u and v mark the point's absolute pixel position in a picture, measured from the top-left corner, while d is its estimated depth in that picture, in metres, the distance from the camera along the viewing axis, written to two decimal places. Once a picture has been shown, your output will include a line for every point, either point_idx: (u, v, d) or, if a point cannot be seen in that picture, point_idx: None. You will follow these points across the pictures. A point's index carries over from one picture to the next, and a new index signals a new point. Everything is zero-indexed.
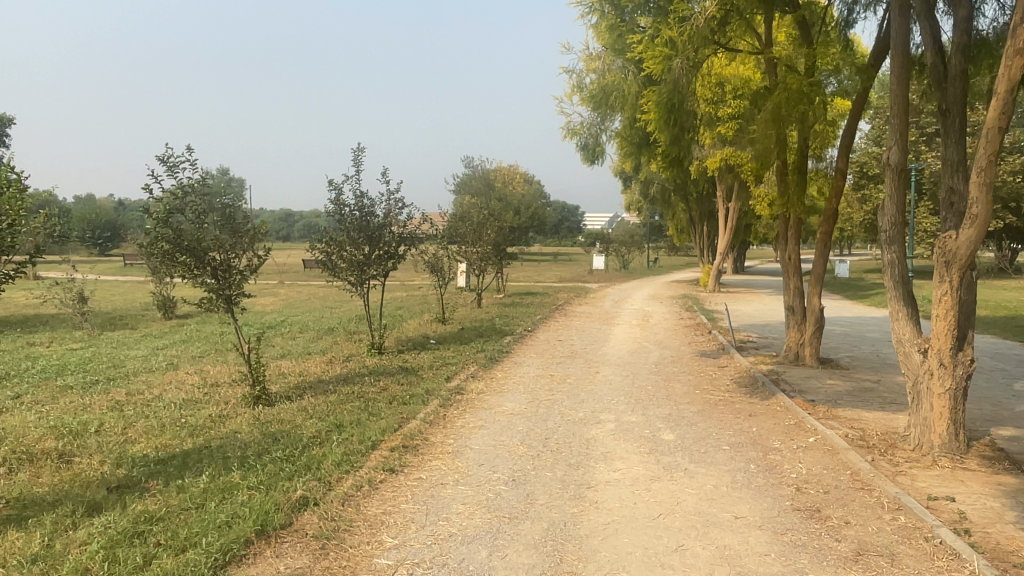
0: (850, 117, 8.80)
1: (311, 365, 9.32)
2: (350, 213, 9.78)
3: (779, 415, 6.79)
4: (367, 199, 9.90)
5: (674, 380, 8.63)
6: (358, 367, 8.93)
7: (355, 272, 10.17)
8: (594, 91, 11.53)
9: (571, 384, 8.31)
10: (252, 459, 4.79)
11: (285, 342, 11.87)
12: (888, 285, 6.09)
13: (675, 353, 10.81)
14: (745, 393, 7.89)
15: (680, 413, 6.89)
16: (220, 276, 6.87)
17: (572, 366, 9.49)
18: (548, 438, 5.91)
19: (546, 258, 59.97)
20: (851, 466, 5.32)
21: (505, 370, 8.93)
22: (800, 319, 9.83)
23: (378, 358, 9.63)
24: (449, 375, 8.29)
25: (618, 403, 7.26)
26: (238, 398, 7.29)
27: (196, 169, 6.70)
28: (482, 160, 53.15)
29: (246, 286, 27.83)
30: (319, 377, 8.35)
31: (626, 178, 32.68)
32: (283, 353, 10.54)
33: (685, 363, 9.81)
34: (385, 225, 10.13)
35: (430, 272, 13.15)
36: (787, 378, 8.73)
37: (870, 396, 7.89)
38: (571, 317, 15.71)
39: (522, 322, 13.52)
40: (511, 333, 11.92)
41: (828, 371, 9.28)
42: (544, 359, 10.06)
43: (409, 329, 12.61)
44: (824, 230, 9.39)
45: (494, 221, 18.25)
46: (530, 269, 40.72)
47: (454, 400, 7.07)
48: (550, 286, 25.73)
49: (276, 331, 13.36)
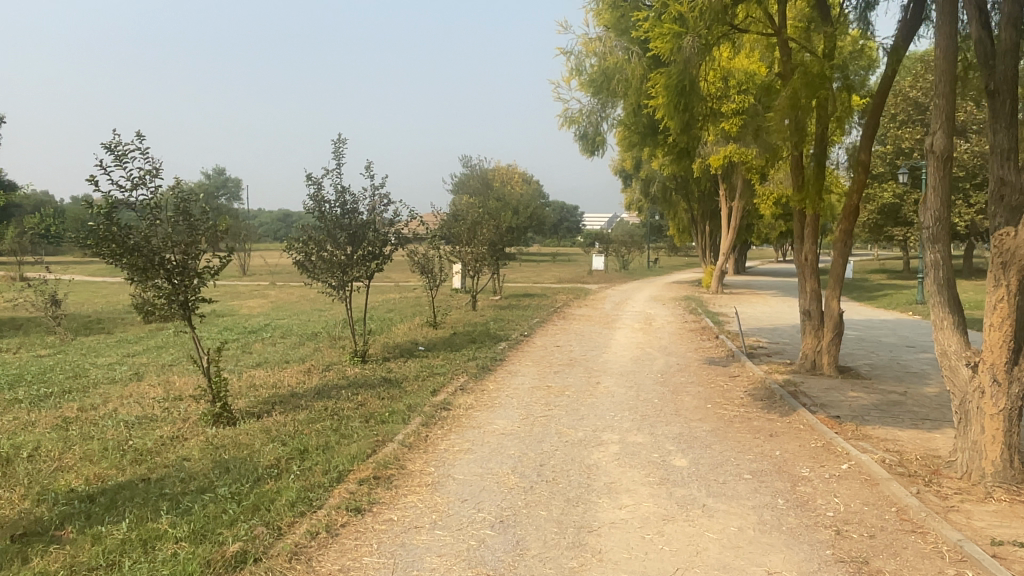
0: (875, 104, 7.97)
1: (287, 376, 8.55)
2: (331, 209, 9.04)
3: (803, 435, 6.04)
4: (349, 194, 9.15)
5: (682, 392, 7.86)
6: (337, 378, 8.17)
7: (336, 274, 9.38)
8: (595, 76, 10.73)
9: (569, 397, 7.56)
10: (190, 500, 4.05)
11: (264, 349, 11.11)
12: (930, 290, 5.33)
13: (682, 360, 10.05)
14: (763, 408, 7.14)
15: (691, 432, 6.15)
16: (175, 279, 6.10)
17: (571, 376, 8.72)
18: (543, 465, 5.16)
19: (545, 258, 59.21)
20: (895, 500, 4.56)
21: (497, 381, 8.18)
22: (818, 324, 9.08)
23: (360, 367, 8.87)
24: (435, 388, 7.53)
25: (622, 421, 6.51)
26: (198, 415, 6.52)
27: (146, 159, 5.94)
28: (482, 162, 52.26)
29: (236, 288, 27.04)
30: (293, 390, 7.59)
31: (627, 176, 31.96)
32: (258, 362, 9.76)
33: (694, 373, 9.04)
34: (369, 224, 9.37)
35: (420, 272, 12.23)
36: (806, 390, 7.98)
37: (899, 411, 7.14)
38: (570, 321, 14.96)
39: (518, 327, 12.75)
40: (505, 339, 11.16)
41: (849, 382, 8.52)
42: (541, 367, 9.31)
43: (398, 334, 11.85)
44: (844, 228, 8.62)
45: (490, 220, 17.47)
46: (528, 270, 39.97)
47: (439, 418, 6.31)
48: (549, 288, 24.94)
49: (257, 337, 12.59)
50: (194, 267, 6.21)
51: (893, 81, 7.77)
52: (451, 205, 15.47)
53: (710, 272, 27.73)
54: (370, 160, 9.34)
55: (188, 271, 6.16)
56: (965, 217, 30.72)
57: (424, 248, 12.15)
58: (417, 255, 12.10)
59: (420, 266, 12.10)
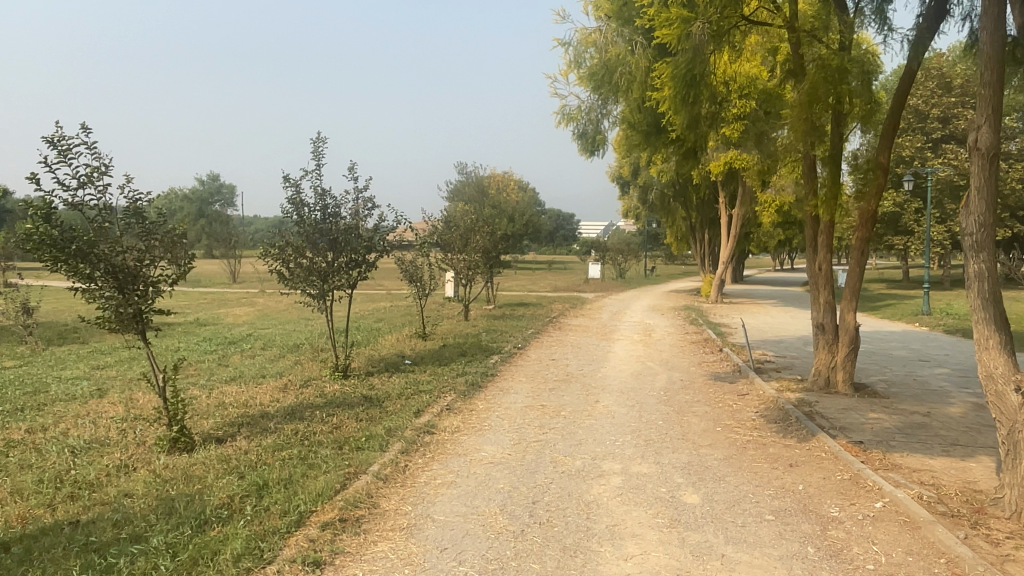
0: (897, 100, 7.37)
1: (260, 393, 7.91)
2: (311, 212, 8.42)
3: (826, 465, 5.41)
4: (331, 197, 8.54)
5: (688, 413, 7.25)
6: (315, 395, 7.53)
7: (316, 282, 8.73)
8: (594, 70, 10.19)
9: (566, 418, 6.93)
10: (115, 556, 3.41)
11: (241, 361, 10.46)
12: (973, 305, 4.71)
13: (686, 376, 9.43)
14: (778, 432, 6.51)
15: (701, 461, 5.53)
16: (127, 289, 5.47)
17: (567, 394, 8.10)
18: (536, 502, 4.52)
19: (541, 266, 58.74)
20: (942, 549, 3.94)
21: (487, 400, 7.54)
22: (832, 338, 8.50)
23: (341, 383, 8.23)
24: (419, 407, 6.90)
25: (625, 447, 5.89)
26: (155, 439, 5.88)
27: (95, 155, 5.36)
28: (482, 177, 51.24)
29: (223, 297, 26.32)
30: (264, 409, 6.95)
31: (625, 183, 31.45)
32: (232, 376, 9.11)
33: (699, 390, 8.42)
34: (353, 228, 8.75)
35: (408, 281, 11.58)
36: (823, 411, 7.37)
37: (927, 436, 6.53)
38: (566, 332, 14.35)
39: (512, 338, 12.14)
40: (498, 352, 10.55)
41: (867, 402, 7.92)
42: (535, 383, 8.68)
43: (385, 347, 11.22)
44: (860, 235, 8.02)
45: (484, 226, 16.85)
46: (523, 278, 39.40)
47: (422, 443, 5.68)
48: (545, 297, 24.33)
49: (235, 348, 11.94)
50: (148, 276, 5.58)
51: (916, 76, 7.21)
52: (444, 211, 14.89)
53: (709, 281, 27.14)
54: (353, 161, 8.73)
55: (140, 281, 5.53)
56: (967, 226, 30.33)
57: (412, 253, 11.49)
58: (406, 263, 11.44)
59: (408, 275, 11.43)
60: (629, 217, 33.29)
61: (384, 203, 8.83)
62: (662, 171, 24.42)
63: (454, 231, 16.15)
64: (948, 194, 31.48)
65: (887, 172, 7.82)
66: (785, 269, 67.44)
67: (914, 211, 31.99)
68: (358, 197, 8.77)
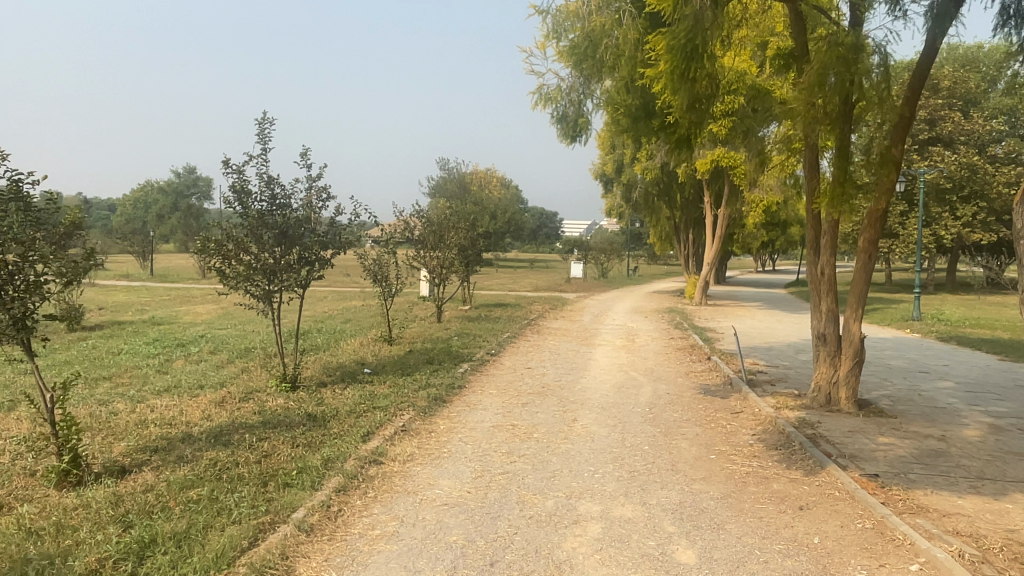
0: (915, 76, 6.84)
1: (191, 409, 6.94)
2: (254, 201, 7.40)
3: (844, 508, 4.57)
4: (279, 185, 7.54)
5: (678, 436, 6.37)
6: (252, 413, 6.58)
7: (263, 282, 7.69)
8: (576, 42, 9.27)
9: (538, 441, 6.03)
10: None
11: (183, 368, 9.46)
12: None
13: (673, 390, 8.56)
14: (781, 461, 5.68)
15: (695, 502, 4.66)
16: (15, 291, 4.56)
17: (541, 411, 7.20)
18: (494, 564, 3.63)
19: (522, 265, 57.92)
20: None
21: (450, 418, 6.64)
22: (834, 350, 7.68)
23: (286, 397, 7.28)
24: (369, 429, 5.98)
25: (604, 483, 5.00)
26: (45, 470, 4.92)
27: None
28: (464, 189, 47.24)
29: (188, 294, 25.13)
30: (188, 431, 5.99)
31: (608, 180, 30.66)
32: (166, 387, 8.11)
33: (689, 407, 7.55)
34: (304, 221, 7.75)
35: (373, 281, 10.59)
36: (828, 434, 6.53)
37: (949, 467, 5.72)
38: (543, 336, 13.49)
39: (485, 344, 11.23)
40: (468, 359, 9.66)
41: (874, 423, 7.10)
42: (506, 398, 7.78)
43: (345, 352, 10.25)
44: (868, 238, 7.22)
45: (459, 223, 15.90)
46: (503, 277, 38.47)
47: (364, 477, 4.78)
48: (524, 297, 23.43)
49: (181, 352, 10.92)
50: (29, 276, 4.63)
51: (934, 57, 6.80)
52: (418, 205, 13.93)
53: (694, 282, 26.40)
54: (304, 146, 7.79)
55: (23, 278, 4.59)
56: (952, 230, 29.98)
57: (375, 247, 10.49)
58: (368, 261, 10.39)
59: (371, 270, 10.39)
60: (612, 215, 32.46)
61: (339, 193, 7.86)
62: (647, 168, 23.65)
63: (427, 226, 15.19)
64: (933, 197, 31.20)
65: (898, 167, 6.97)
66: (767, 271, 67.35)
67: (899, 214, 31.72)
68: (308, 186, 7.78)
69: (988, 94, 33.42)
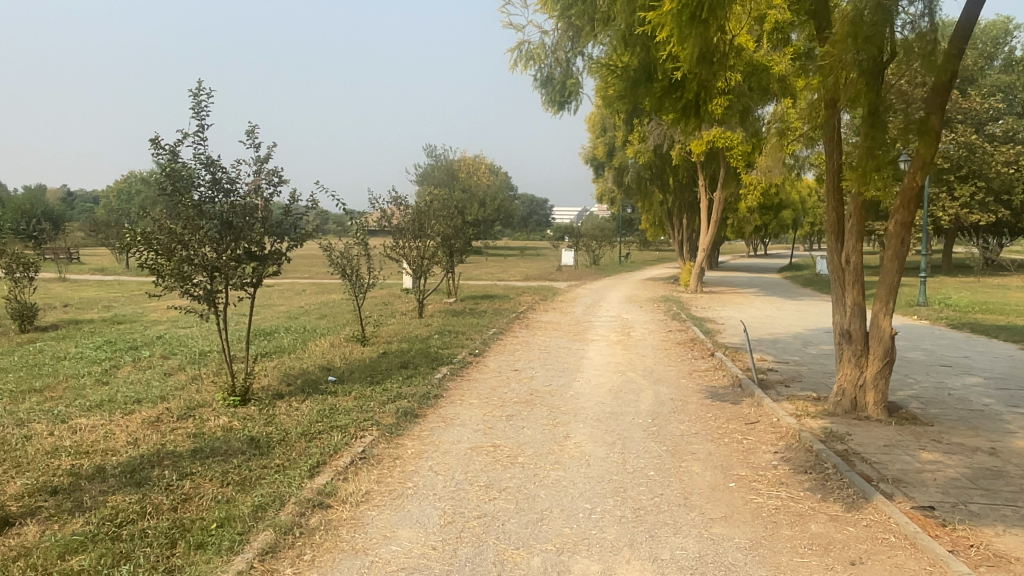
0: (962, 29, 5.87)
1: (118, 431, 5.95)
2: (191, 185, 6.35)
3: (906, 562, 3.63)
4: (222, 167, 6.48)
5: (688, 456, 5.41)
6: (187, 439, 5.58)
7: (205, 280, 6.63)
8: None
9: (524, 468, 5.06)
10: None
11: (127, 377, 8.42)
12: None
13: (677, 395, 7.61)
14: (813, 490, 4.74)
15: (718, 556, 3.70)
16: None
17: (528, 425, 6.23)
18: None
19: (512, 253, 56.95)
20: None
21: (420, 439, 5.66)
22: (860, 349, 6.72)
23: (232, 415, 6.28)
24: (321, 456, 5.00)
25: (604, 528, 4.03)
26: None
27: None
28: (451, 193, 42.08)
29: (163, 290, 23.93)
30: (103, 464, 4.98)
31: (599, 164, 29.67)
32: (99, 402, 7.07)
33: (698, 417, 6.59)
34: (252, 210, 6.69)
35: (341, 275, 9.55)
36: (863, 451, 5.59)
37: (1013, 493, 4.79)
38: (532, 331, 12.51)
39: (467, 342, 10.25)
40: (448, 362, 8.67)
41: (911, 434, 6.16)
42: (488, 408, 6.80)
43: (311, 355, 9.25)
44: (900, 219, 6.26)
45: (441, 210, 14.85)
46: (493, 266, 37.43)
47: (301, 532, 3.79)
48: (512, 287, 22.45)
49: (132, 356, 9.88)
50: None
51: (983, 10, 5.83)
52: (396, 193, 12.77)
53: (688, 269, 25.46)
54: (251, 121, 6.75)
55: None
56: (950, 211, 29.21)
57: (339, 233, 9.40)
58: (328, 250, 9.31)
59: (332, 259, 9.33)
60: (603, 201, 31.44)
61: (293, 176, 6.82)
62: (639, 151, 22.72)
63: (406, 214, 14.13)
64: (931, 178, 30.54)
65: (938, 137, 6.01)
66: (759, 256, 66.63)
67: None
68: (256, 168, 6.74)
69: (985, 71, 32.66)
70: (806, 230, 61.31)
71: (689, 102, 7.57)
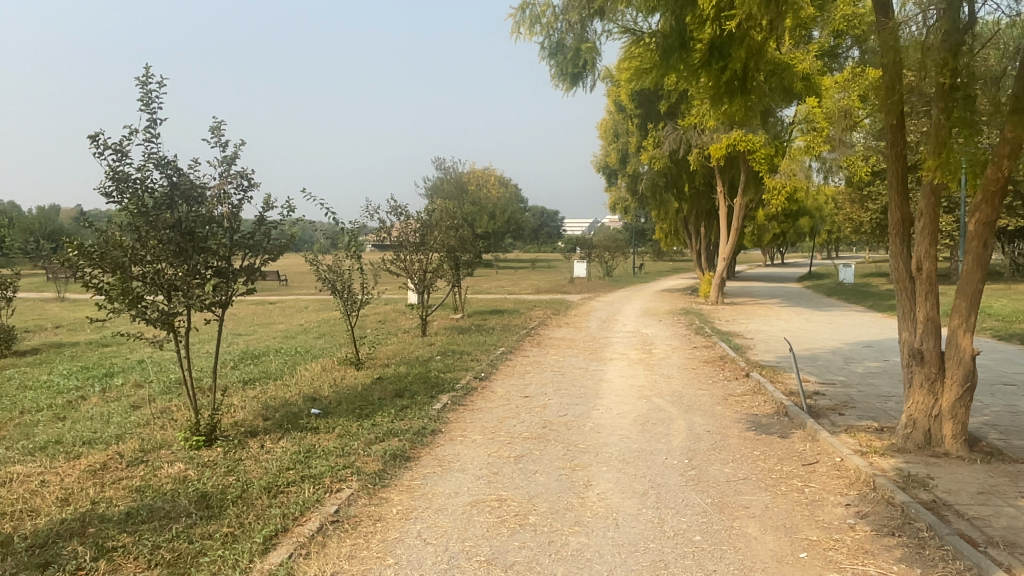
0: None
1: (51, 485, 4.96)
2: (141, 189, 5.43)
3: None
4: (178, 168, 5.55)
5: (739, 513, 4.37)
6: (126, 495, 4.59)
7: (162, 304, 5.56)
8: None
9: (536, 532, 4.03)
10: None
11: (87, 411, 7.46)
12: None
13: (714, 426, 6.55)
14: (906, 562, 3.69)
15: None
16: None
17: (541, 469, 5.20)
18: None
19: (522, 265, 55.96)
20: None
21: (409, 491, 4.64)
22: (935, 371, 5.68)
23: (191, 460, 5.31)
24: (283, 522, 3.99)
25: None
26: None
27: None
28: (460, 204, 41.31)
29: None
30: (14, 532, 4.00)
31: (612, 173, 28.72)
32: (43, 443, 6.10)
33: (744, 458, 5.51)
34: (215, 218, 5.71)
35: (331, 291, 8.55)
36: (956, 502, 4.50)
37: None
38: (544, 350, 11.47)
39: (473, 364, 9.23)
40: (450, 388, 7.66)
41: (1005, 476, 5.09)
42: (495, 447, 5.77)
43: (298, 382, 8.25)
44: (984, 217, 5.17)
45: (444, 219, 13.86)
46: (505, 279, 36.39)
47: None
48: (524, 301, 21.43)
49: (102, 385, 8.91)
50: None
51: None
52: (395, 202, 11.77)
53: (707, 280, 24.40)
54: (216, 117, 5.88)
55: None
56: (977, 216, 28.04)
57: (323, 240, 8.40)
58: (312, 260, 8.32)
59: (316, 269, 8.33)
60: (617, 210, 30.44)
61: (261, 177, 5.83)
62: (654, 156, 21.76)
63: (406, 224, 13.16)
64: None
65: None
66: (775, 265, 65.34)
67: None
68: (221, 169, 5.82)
69: None
70: (821, 238, 60.03)
71: (731, 76, 6.63)
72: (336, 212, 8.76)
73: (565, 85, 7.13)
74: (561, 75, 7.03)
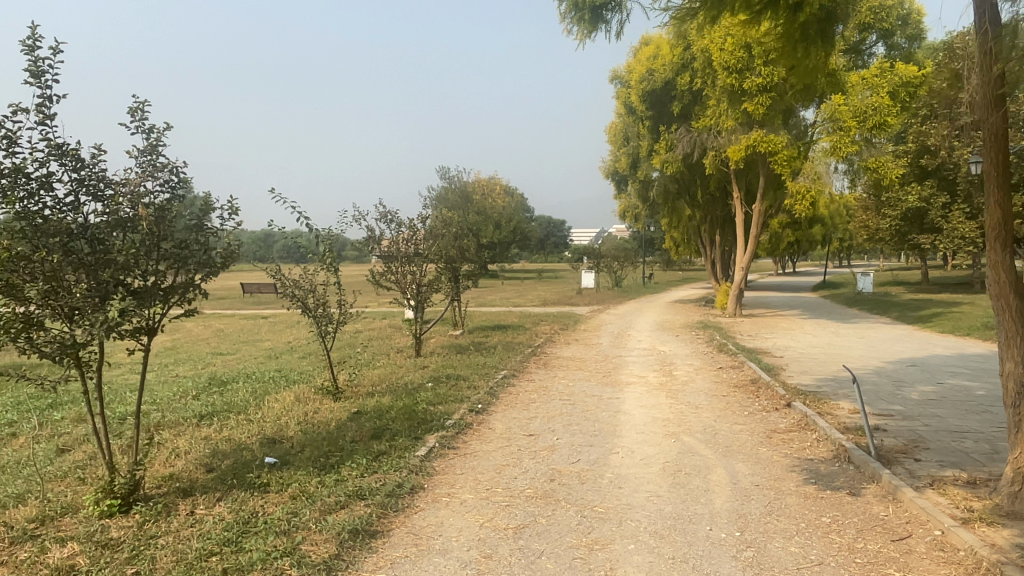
0: None
1: None
2: (33, 186, 4.25)
3: None
4: (84, 160, 4.40)
5: None
6: None
7: (63, 334, 4.35)
8: None
9: None
10: None
11: (5, 456, 6.24)
12: None
13: (765, 480, 5.25)
14: None
15: None
16: None
17: (550, 549, 3.93)
18: None
19: (529, 276, 54.67)
20: None
21: None
22: None
23: (91, 538, 4.06)
24: None
25: None
26: None
27: None
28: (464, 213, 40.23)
29: None
30: None
31: (621, 180, 27.59)
32: None
33: (813, 530, 4.23)
34: (131, 223, 4.57)
35: (302, 309, 7.28)
36: None
37: None
38: (552, 372, 10.21)
39: (469, 393, 7.98)
40: (439, 426, 6.41)
41: None
42: (488, 512, 4.50)
43: (262, 418, 7.01)
44: None
45: (439, 225, 12.60)
46: (511, 291, 35.12)
47: None
48: (529, 314, 20.15)
49: (39, 420, 7.66)
50: None
51: None
52: (385, 208, 10.57)
53: (724, 290, 23.02)
54: (136, 96, 4.71)
55: None
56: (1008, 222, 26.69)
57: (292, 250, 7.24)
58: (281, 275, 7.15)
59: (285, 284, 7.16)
60: (627, 218, 29.24)
61: (192, 167, 4.72)
62: (666, 160, 20.52)
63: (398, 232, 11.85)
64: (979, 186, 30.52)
65: None
66: (786, 274, 63.79)
67: (941, 205, 32.05)
68: (143, 161, 4.68)
69: None
70: (835, 246, 58.66)
71: None
72: (308, 217, 7.61)
73: (580, 26, 5.68)
74: (575, 12, 5.59)
